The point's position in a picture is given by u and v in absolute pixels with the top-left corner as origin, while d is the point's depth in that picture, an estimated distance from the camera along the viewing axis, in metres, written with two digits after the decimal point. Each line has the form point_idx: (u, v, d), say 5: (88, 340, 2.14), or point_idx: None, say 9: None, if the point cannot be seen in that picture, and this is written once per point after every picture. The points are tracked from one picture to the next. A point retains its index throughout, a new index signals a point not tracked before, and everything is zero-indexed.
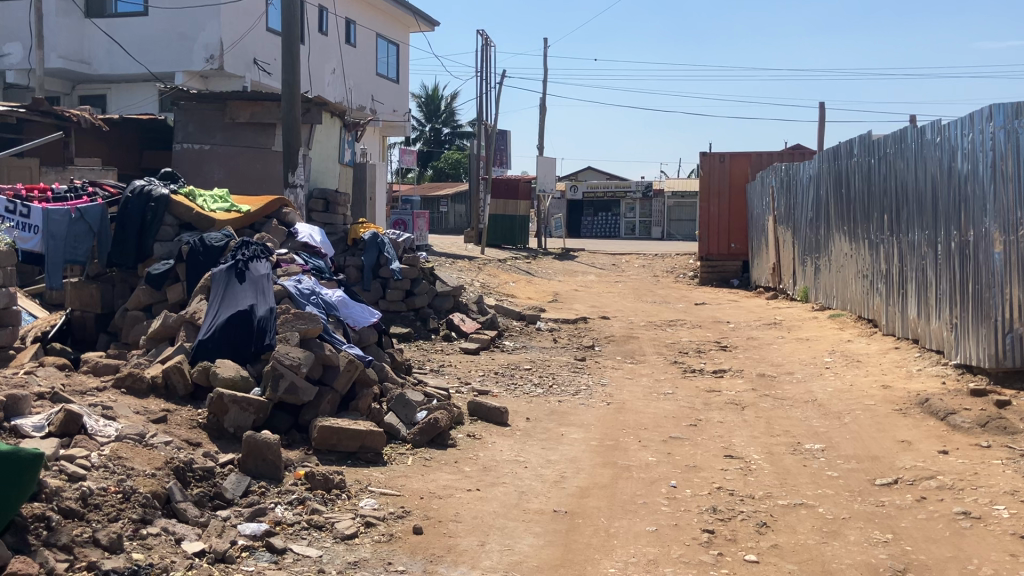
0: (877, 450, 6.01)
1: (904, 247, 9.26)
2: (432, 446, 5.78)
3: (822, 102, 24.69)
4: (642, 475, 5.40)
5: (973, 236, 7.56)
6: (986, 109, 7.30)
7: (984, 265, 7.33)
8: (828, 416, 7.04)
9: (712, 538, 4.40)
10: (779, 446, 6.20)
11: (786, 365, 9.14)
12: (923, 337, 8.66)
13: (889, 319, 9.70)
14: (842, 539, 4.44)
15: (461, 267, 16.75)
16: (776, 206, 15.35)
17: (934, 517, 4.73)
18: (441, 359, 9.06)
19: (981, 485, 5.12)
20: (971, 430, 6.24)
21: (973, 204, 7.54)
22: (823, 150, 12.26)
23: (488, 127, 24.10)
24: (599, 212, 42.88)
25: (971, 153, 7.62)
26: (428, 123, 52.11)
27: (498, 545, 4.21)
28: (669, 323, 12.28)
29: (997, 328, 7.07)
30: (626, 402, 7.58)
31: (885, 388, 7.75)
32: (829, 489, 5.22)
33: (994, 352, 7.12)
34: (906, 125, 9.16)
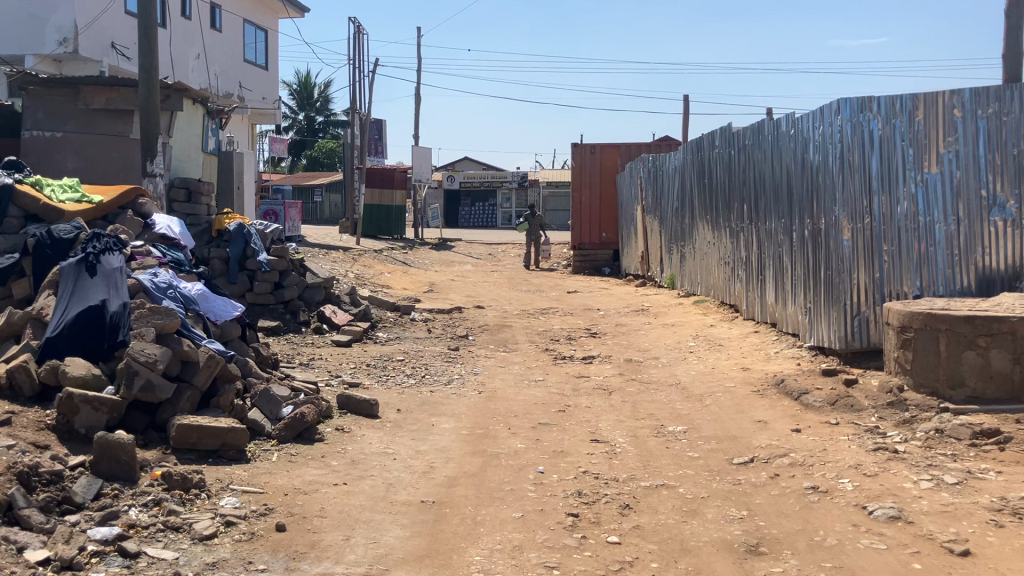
0: (736, 430, 6.25)
1: (762, 235, 9.67)
2: (299, 441, 5.67)
3: (686, 96, 25.49)
4: (510, 462, 5.46)
5: (823, 224, 8.04)
6: (833, 104, 7.76)
7: (834, 251, 7.86)
8: (690, 398, 7.27)
9: (577, 522, 4.49)
10: (644, 429, 6.36)
11: (653, 351, 9.39)
12: (779, 320, 9.10)
13: (749, 304, 10.13)
14: (700, 517, 4.61)
15: (335, 258, 16.46)
16: (644, 196, 15.74)
17: (785, 492, 4.96)
18: (311, 352, 8.89)
19: (828, 461, 5.40)
20: (821, 409, 6.58)
21: (823, 193, 8.02)
22: (687, 141, 12.64)
23: (362, 115, 23.76)
24: (477, 203, 43.12)
25: (822, 145, 8.02)
26: (300, 111, 51.11)
27: (363, 538, 4.17)
28: (541, 311, 12.46)
29: (846, 311, 7.60)
30: (498, 390, 7.64)
31: (744, 370, 8.09)
32: (689, 469, 5.41)
33: (844, 333, 7.62)
34: (761, 118, 9.54)
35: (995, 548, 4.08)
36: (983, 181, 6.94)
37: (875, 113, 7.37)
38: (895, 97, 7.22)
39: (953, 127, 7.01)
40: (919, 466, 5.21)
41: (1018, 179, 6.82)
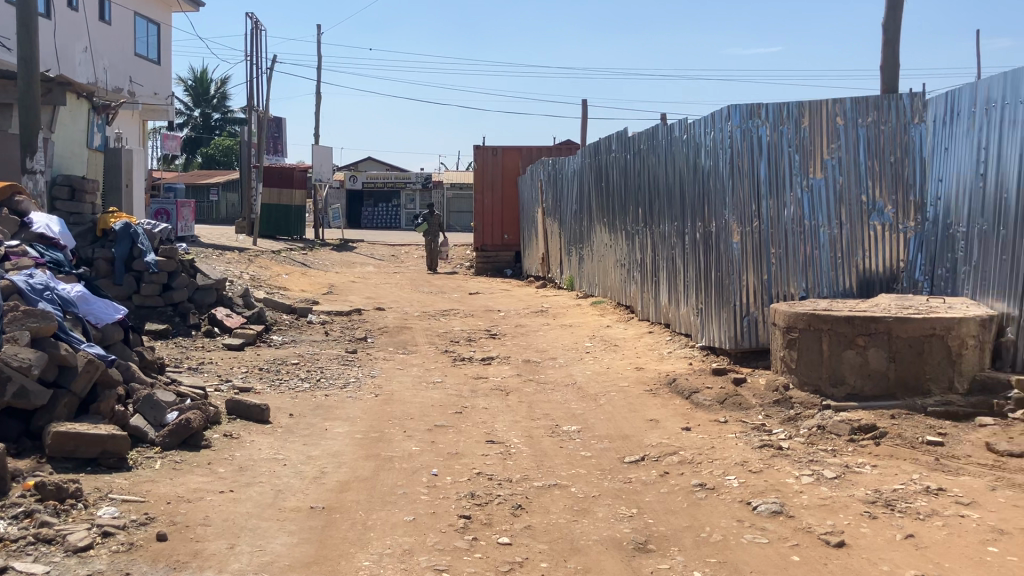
0: (628, 429, 6.36)
1: (656, 237, 9.87)
2: (184, 448, 5.51)
3: (585, 101, 25.88)
4: (403, 465, 5.42)
5: (714, 227, 8.26)
6: (723, 110, 7.95)
7: (724, 254, 8.10)
8: (585, 398, 7.37)
9: (468, 524, 4.48)
10: (538, 429, 6.41)
11: (551, 351, 9.47)
12: (672, 321, 9.32)
13: (643, 305, 10.33)
14: (591, 516, 4.67)
15: (230, 258, 16.06)
16: (544, 198, 15.89)
17: (674, 490, 5.07)
18: (201, 356, 8.66)
19: (716, 458, 5.55)
20: (711, 407, 6.75)
21: (714, 197, 8.24)
22: (584, 145, 12.80)
23: (259, 113, 23.27)
24: (379, 203, 42.86)
25: (713, 150, 8.24)
26: (197, 108, 49.77)
27: (249, 546, 4.08)
28: (441, 312, 12.43)
29: (736, 312, 7.84)
30: (395, 393, 7.59)
31: (638, 370, 8.24)
32: (582, 469, 5.47)
33: (733, 333, 7.86)
34: (656, 123, 9.72)
35: (869, 539, 4.26)
36: (863, 187, 7.25)
37: (764, 119, 7.57)
38: (782, 104, 7.47)
39: (835, 135, 7.32)
40: (801, 461, 5.39)
41: (894, 185, 7.16)
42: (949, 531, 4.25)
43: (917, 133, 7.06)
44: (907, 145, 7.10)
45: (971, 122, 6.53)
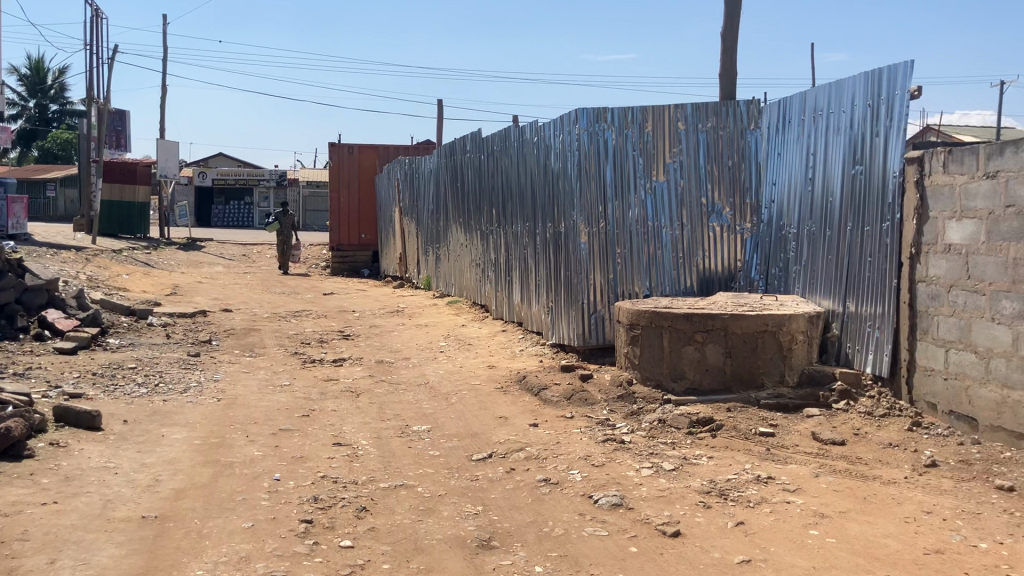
0: (477, 427, 6.39)
1: (509, 237, 9.96)
2: (4, 458, 5.16)
3: (441, 101, 25.93)
4: (244, 471, 5.26)
5: (563, 227, 8.40)
6: (571, 113, 8.08)
7: (572, 254, 8.25)
8: (436, 398, 7.36)
9: (310, 528, 4.39)
10: (388, 430, 6.36)
11: (404, 351, 9.42)
12: (525, 319, 9.44)
13: (497, 304, 10.42)
14: (436, 515, 4.66)
15: (66, 258, 15.20)
16: (400, 198, 15.79)
17: (519, 486, 5.13)
18: (28, 362, 8.14)
19: (561, 453, 5.65)
20: (558, 403, 6.87)
21: (563, 198, 8.38)
22: (440, 145, 12.79)
23: (99, 105, 22.14)
24: (232, 202, 41.57)
25: (561, 152, 8.37)
26: (31, 99, 46.84)
27: (71, 560, 3.86)
28: (293, 313, 12.15)
29: (584, 310, 8.01)
30: (239, 396, 7.36)
31: (490, 368, 8.29)
32: (429, 468, 5.46)
33: (581, 331, 8.03)
34: (509, 125, 9.81)
35: (702, 527, 4.38)
36: (703, 190, 7.56)
37: (609, 123, 7.76)
38: (627, 108, 7.67)
39: (677, 138, 7.60)
40: (642, 454, 5.55)
41: (731, 189, 7.51)
42: (775, 516, 4.45)
43: (753, 139, 7.44)
44: (744, 150, 7.47)
45: (801, 129, 6.93)
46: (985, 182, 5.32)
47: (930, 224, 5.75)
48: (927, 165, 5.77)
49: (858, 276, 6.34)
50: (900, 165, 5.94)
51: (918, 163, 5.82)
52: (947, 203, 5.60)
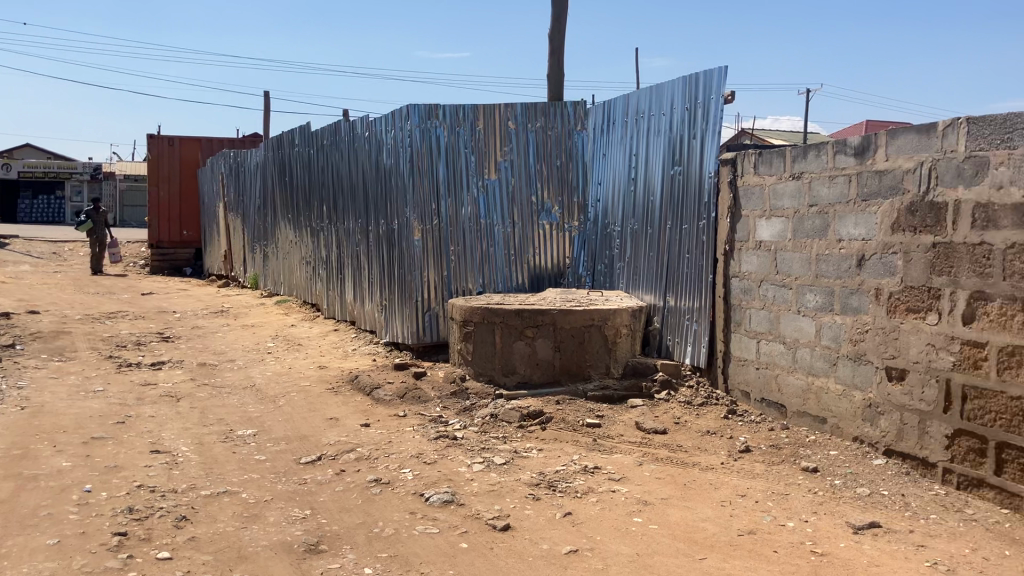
0: (306, 429, 6.24)
1: (340, 234, 9.77)
2: None
3: (267, 94, 25.23)
4: (50, 484, 4.91)
5: (396, 225, 8.26)
6: (403, 109, 7.91)
7: (405, 252, 8.11)
8: (263, 400, 7.12)
9: (123, 541, 4.15)
10: (210, 435, 6.10)
11: (229, 353, 9.07)
12: (358, 318, 9.30)
13: (329, 303, 10.23)
14: (261, 521, 4.51)
15: None
16: (225, 193, 15.22)
17: (349, 487, 5.03)
18: None
19: (392, 452, 5.59)
20: (390, 402, 6.78)
21: (395, 196, 8.22)
22: (267, 139, 12.40)
23: None
24: (41, 196, 38.94)
25: (393, 149, 8.19)
26: None
27: None
28: (107, 315, 11.45)
29: (417, 308, 7.93)
30: (46, 404, 6.87)
31: (320, 368, 8.11)
32: (254, 473, 5.27)
33: (415, 329, 7.94)
34: (339, 119, 9.60)
35: (531, 520, 4.41)
36: (533, 189, 7.84)
37: (441, 120, 7.71)
38: (458, 105, 7.71)
39: (507, 138, 7.79)
40: (473, 450, 5.57)
41: (561, 188, 7.90)
42: (601, 505, 4.57)
43: (579, 139, 7.87)
44: (571, 149, 7.88)
45: (625, 131, 7.36)
46: (791, 182, 5.64)
47: (742, 222, 6.08)
48: (740, 166, 6.09)
49: (678, 272, 6.67)
50: (714, 166, 6.23)
51: (731, 165, 6.13)
52: (756, 203, 5.94)
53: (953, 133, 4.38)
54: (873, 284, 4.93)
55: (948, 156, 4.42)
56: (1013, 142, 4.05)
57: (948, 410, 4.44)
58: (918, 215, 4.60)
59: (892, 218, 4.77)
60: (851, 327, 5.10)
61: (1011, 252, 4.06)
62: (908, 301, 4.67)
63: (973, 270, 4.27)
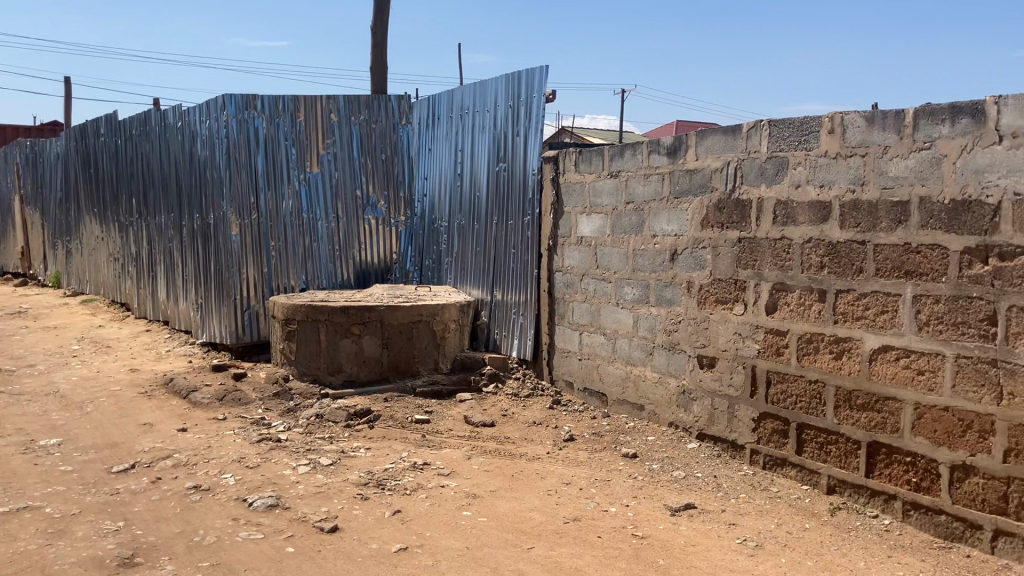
0: (118, 436, 5.88)
1: (152, 229, 9.28)
2: None
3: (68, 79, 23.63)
4: None
5: (212, 219, 7.93)
6: (218, 99, 7.59)
7: (222, 248, 7.81)
8: (68, 407, 6.66)
9: None
10: (8, 447, 5.64)
11: (28, 357, 8.43)
12: (173, 317, 8.89)
13: (140, 302, 9.73)
14: (68, 537, 4.21)
15: None
16: (21, 184, 14.13)
17: (166, 496, 4.79)
18: None
19: (212, 458, 5.37)
20: (210, 405, 6.46)
21: (211, 189, 7.88)
22: (69, 129, 11.62)
23: None
24: None
25: (209, 140, 7.84)
26: None
27: None
28: None
29: (236, 306, 7.68)
30: None
31: (131, 371, 7.68)
32: (60, 486, 4.92)
33: (234, 328, 7.69)
34: (150, 108, 9.11)
35: (360, 520, 4.34)
36: (357, 182, 7.76)
37: (260, 111, 7.48)
38: (278, 96, 7.50)
39: (330, 130, 7.66)
40: (298, 451, 5.42)
41: (385, 181, 7.83)
42: (431, 501, 4.55)
43: (404, 133, 7.84)
44: (396, 144, 7.84)
45: (450, 125, 7.40)
46: (609, 180, 5.81)
47: (565, 218, 6.23)
48: (562, 164, 6.24)
49: (504, 267, 6.85)
50: (538, 164, 6.41)
51: (554, 162, 6.27)
52: (577, 199, 6.10)
53: (756, 135, 4.65)
54: (685, 277, 5.18)
55: (751, 157, 4.69)
56: (809, 144, 4.35)
57: (754, 394, 4.73)
58: (725, 211, 4.86)
59: (702, 215, 5.02)
60: (666, 318, 5.34)
61: (808, 247, 4.36)
62: (717, 293, 4.94)
63: (774, 263, 4.57)
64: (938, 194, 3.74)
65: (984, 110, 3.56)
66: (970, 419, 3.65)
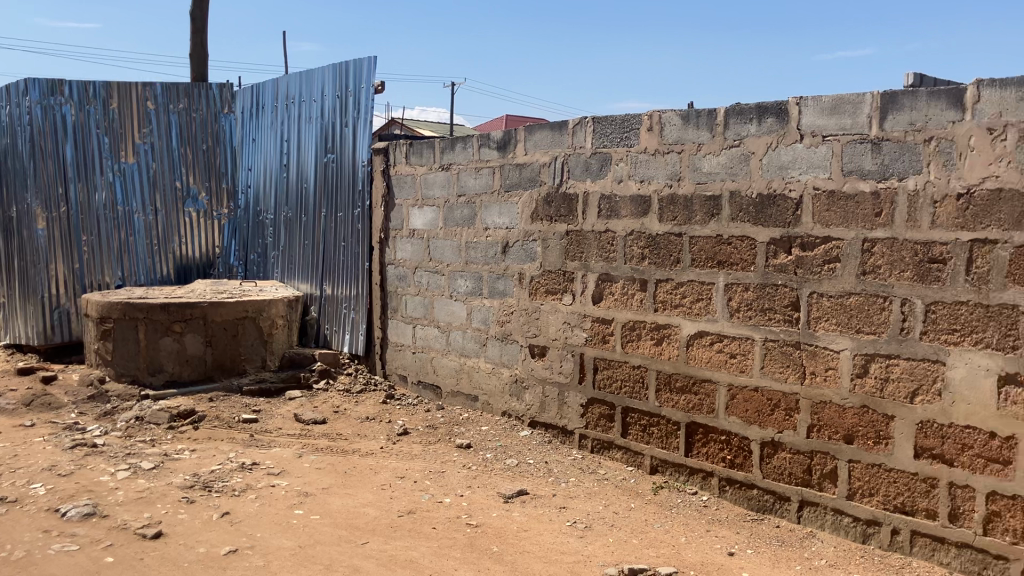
0: None
1: None
2: None
3: None
4: None
5: (14, 212, 7.15)
6: (19, 83, 7.02)
7: (27, 242, 7.12)
8: None
9: None
10: None
11: None
12: None
13: None
14: None
15: None
16: None
17: None
18: None
19: (20, 467, 4.94)
20: (17, 411, 5.98)
21: (11, 180, 7.14)
22: None
23: None
24: None
25: (9, 125, 7.08)
26: None
27: None
28: None
29: (43, 305, 7.11)
30: None
31: None
32: None
33: (41, 328, 7.11)
34: None
35: (185, 524, 4.16)
36: (176, 174, 7.51)
37: (67, 97, 7.06)
38: (87, 81, 7.12)
39: (145, 119, 7.36)
40: (116, 456, 5.12)
41: (206, 173, 7.65)
42: (261, 501, 4.43)
43: (227, 122, 7.70)
44: (218, 133, 7.67)
45: (274, 115, 7.27)
46: (440, 173, 5.84)
47: (396, 211, 6.21)
48: (392, 156, 6.22)
49: (334, 261, 6.77)
50: (368, 155, 6.37)
51: (384, 154, 6.25)
52: (408, 191, 6.10)
53: (581, 131, 4.80)
54: (516, 269, 5.28)
55: (576, 152, 4.84)
56: (630, 141, 4.53)
57: (582, 381, 4.89)
58: (553, 205, 4.99)
59: (532, 208, 5.13)
60: (498, 310, 5.43)
61: (630, 239, 4.55)
62: (547, 284, 5.06)
63: (599, 255, 4.73)
64: (747, 188, 3.98)
65: (787, 110, 3.82)
66: (777, 398, 3.91)
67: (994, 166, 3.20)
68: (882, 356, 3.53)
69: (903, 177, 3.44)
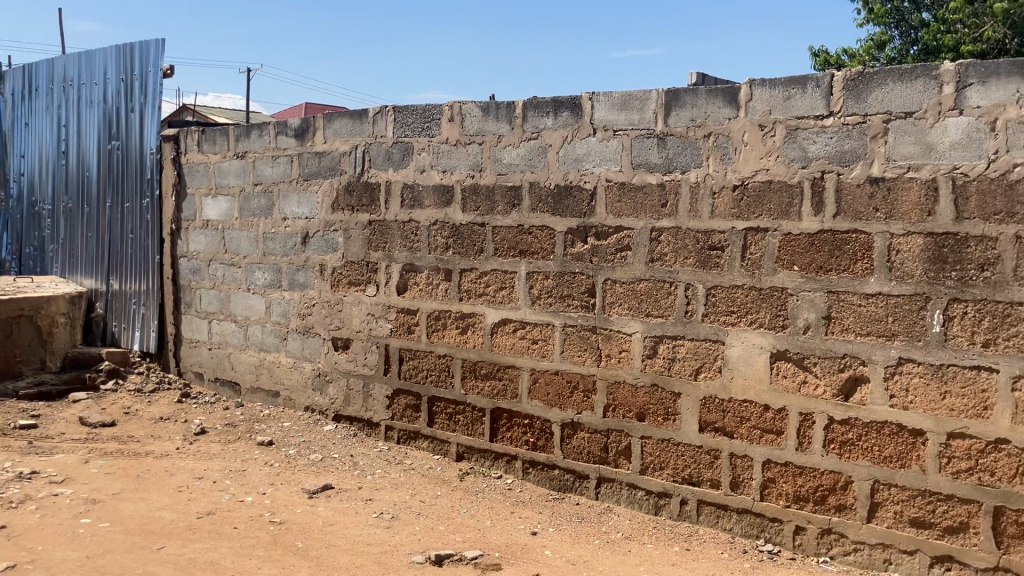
0: None
1: None
2: None
3: None
4: None
5: None
6: None
7: None
8: None
9: None
10: None
11: None
12: None
13: None
14: None
15: None
16: None
17: None
18: None
19: None
20: None
21: None
22: None
23: None
24: None
25: None
26: None
27: None
28: None
29: None
30: None
31: None
32: None
33: None
34: None
35: None
36: None
37: None
38: None
39: None
40: None
41: None
42: (43, 512, 4.10)
43: None
44: None
45: (50, 99, 6.79)
46: (235, 161, 5.63)
47: (188, 201, 5.94)
48: (182, 143, 5.94)
49: (121, 253, 6.40)
50: (156, 142, 6.06)
51: (174, 141, 5.96)
52: (201, 179, 5.85)
53: (381, 120, 4.78)
54: (318, 260, 5.19)
55: (378, 141, 4.81)
56: (431, 130, 4.55)
57: (387, 372, 4.88)
58: (354, 194, 4.94)
59: (332, 197, 5.05)
60: (299, 302, 5.31)
61: (433, 229, 4.57)
62: (350, 276, 5.01)
63: (403, 245, 4.73)
64: (545, 179, 4.11)
65: (580, 104, 3.97)
66: (576, 381, 4.07)
67: (764, 160, 3.47)
68: (669, 337, 3.75)
69: (686, 170, 3.66)
